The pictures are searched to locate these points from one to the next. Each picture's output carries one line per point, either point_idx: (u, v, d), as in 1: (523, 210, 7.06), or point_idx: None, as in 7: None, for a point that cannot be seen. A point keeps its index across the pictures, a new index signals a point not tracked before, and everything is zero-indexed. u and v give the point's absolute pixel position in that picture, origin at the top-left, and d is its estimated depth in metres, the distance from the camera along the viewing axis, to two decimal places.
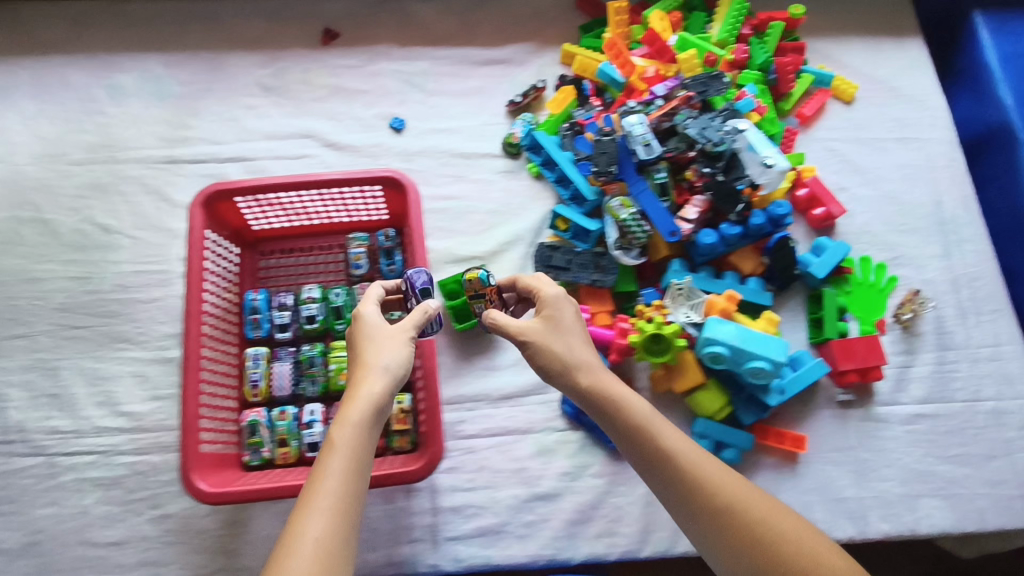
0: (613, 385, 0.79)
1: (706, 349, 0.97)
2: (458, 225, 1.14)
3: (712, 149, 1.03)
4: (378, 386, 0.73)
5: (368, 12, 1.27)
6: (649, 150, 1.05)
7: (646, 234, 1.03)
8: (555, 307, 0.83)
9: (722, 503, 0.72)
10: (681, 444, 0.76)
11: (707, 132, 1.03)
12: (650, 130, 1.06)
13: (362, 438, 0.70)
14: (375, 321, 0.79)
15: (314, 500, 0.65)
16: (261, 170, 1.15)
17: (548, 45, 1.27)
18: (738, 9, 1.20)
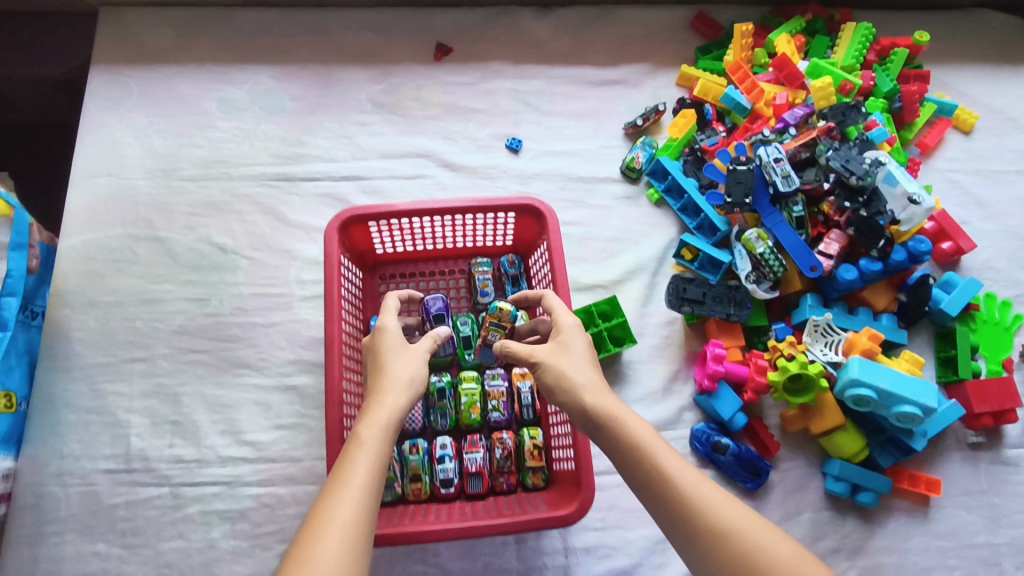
0: (612, 403, 0.73)
1: (851, 391, 0.94)
2: (578, 252, 1.11)
3: (856, 184, 1.00)
4: (396, 397, 0.75)
5: (479, 27, 1.23)
6: (788, 182, 1.01)
7: (784, 270, 1.00)
8: (567, 334, 0.81)
9: (719, 530, 0.62)
10: (676, 462, 0.67)
11: (852, 165, 0.99)
12: (787, 160, 1.02)
13: (370, 444, 0.69)
14: (392, 337, 0.82)
15: (337, 498, 0.64)
16: (377, 190, 1.12)
17: (663, 66, 1.23)
18: (864, 34, 1.17)
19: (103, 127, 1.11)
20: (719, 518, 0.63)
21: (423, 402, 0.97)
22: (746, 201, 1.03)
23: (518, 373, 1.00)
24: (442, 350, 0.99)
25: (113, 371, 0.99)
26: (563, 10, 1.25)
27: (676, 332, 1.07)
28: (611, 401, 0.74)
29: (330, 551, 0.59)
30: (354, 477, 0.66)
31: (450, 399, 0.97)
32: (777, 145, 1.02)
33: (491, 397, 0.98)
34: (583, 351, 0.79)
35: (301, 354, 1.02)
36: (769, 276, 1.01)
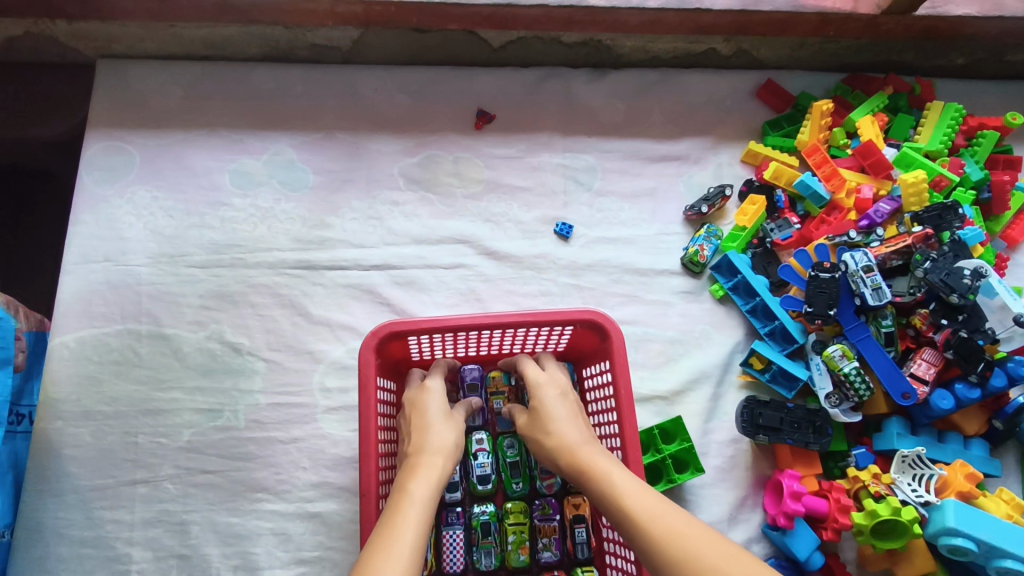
0: (594, 454, 0.71)
1: (945, 540, 0.85)
2: (634, 356, 1.00)
3: (956, 301, 0.89)
4: (440, 455, 0.73)
5: (525, 91, 1.11)
6: (879, 295, 0.91)
7: (872, 394, 0.89)
8: (540, 390, 0.81)
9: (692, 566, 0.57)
10: (648, 500, 0.64)
11: (953, 280, 0.88)
12: (878, 270, 0.92)
13: (418, 501, 0.65)
14: (437, 399, 0.81)
15: (384, 556, 0.58)
16: (411, 281, 1.00)
17: (726, 140, 1.12)
18: (954, 116, 1.07)
19: (102, 204, 0.99)
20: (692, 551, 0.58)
21: (466, 539, 0.86)
22: (829, 313, 0.92)
23: (572, 503, 0.89)
24: (487, 480, 0.89)
25: (112, 496, 0.87)
26: (617, 73, 1.13)
27: (743, 452, 0.96)
28: (593, 451, 0.72)
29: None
30: (401, 533, 0.61)
31: (496, 536, 0.86)
32: (866, 251, 0.92)
33: (541, 533, 0.87)
34: (563, 403, 0.79)
35: (325, 476, 0.90)
36: (853, 399, 0.90)
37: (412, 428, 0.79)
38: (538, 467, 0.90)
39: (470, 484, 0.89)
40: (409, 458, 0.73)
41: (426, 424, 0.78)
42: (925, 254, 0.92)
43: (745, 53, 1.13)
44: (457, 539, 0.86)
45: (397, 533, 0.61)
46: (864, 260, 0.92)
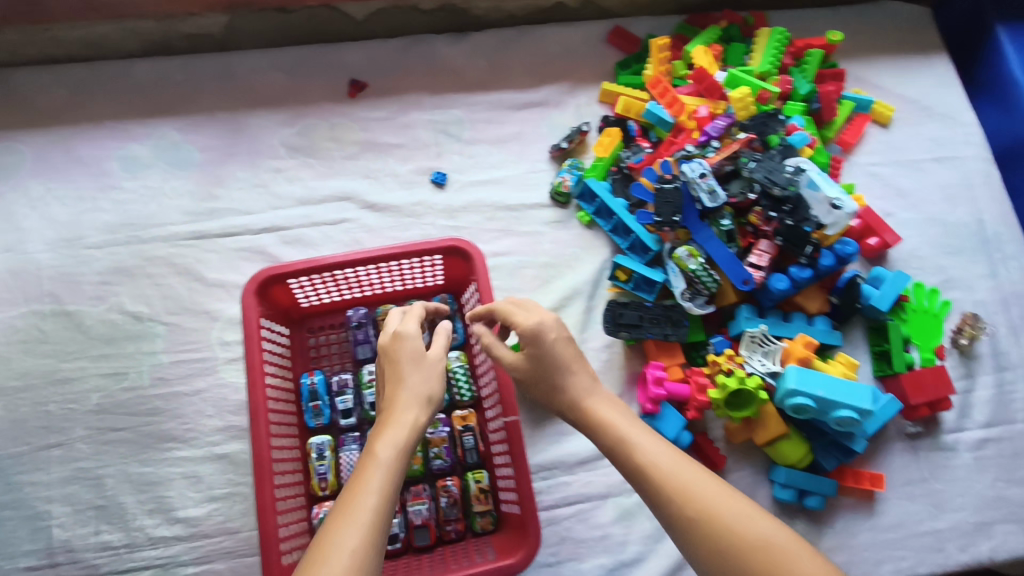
0: (600, 409, 0.75)
1: (790, 401, 0.95)
2: (511, 283, 1.09)
3: (779, 194, 1.00)
4: (413, 411, 0.72)
5: (392, 58, 1.19)
6: (714, 198, 1.01)
7: (718, 285, 1.00)
8: (538, 335, 0.79)
9: (717, 537, 0.60)
10: (659, 455, 0.68)
11: (774, 176, 1.01)
12: (713, 175, 1.01)
13: (384, 461, 0.66)
14: (408, 345, 0.79)
15: (344, 522, 0.60)
16: (298, 239, 1.08)
17: (583, 83, 1.22)
18: (778, 38, 1.17)
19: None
20: (715, 520, 0.61)
21: (362, 458, 0.94)
22: (675, 219, 1.02)
23: (460, 416, 0.97)
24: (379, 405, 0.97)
25: (30, 460, 0.93)
26: (477, 34, 1.23)
27: (617, 355, 1.06)
28: (597, 401, 0.76)
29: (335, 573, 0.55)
30: (364, 497, 0.62)
31: None
32: (701, 161, 1.02)
33: (432, 445, 0.96)
34: (563, 345, 0.79)
35: (230, 420, 0.97)
36: (703, 292, 1.01)
37: (387, 378, 0.77)
38: None
39: (364, 410, 0.97)
40: (380, 414, 0.73)
41: (401, 377, 0.76)
42: (751, 157, 1.04)
43: (591, 3, 1.24)
44: (354, 459, 0.94)
45: (357, 498, 0.62)
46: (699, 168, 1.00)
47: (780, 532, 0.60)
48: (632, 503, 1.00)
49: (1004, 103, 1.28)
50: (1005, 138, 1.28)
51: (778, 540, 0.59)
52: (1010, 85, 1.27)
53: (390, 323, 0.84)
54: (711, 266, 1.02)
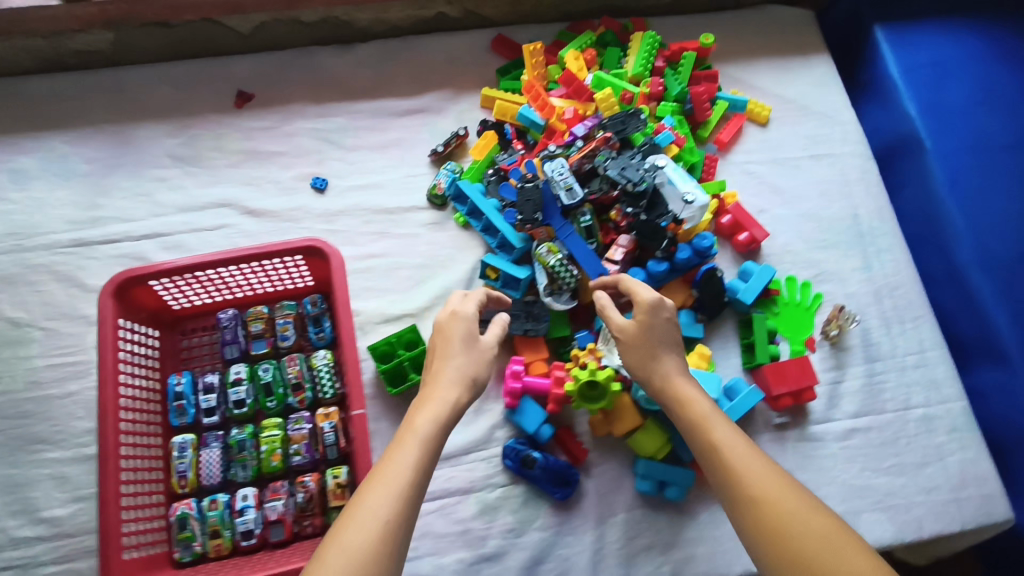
0: (685, 390, 0.83)
1: (642, 392, 0.98)
2: (385, 283, 1.12)
3: (633, 189, 1.03)
4: (456, 391, 0.79)
5: (279, 69, 1.24)
6: (572, 195, 1.03)
7: (576, 280, 1.02)
8: (651, 311, 0.88)
9: (763, 519, 0.69)
10: (740, 443, 0.76)
11: (628, 172, 1.03)
12: (571, 173, 1.04)
13: (422, 437, 0.74)
14: (464, 326, 0.85)
15: (378, 489, 0.68)
16: (178, 245, 1.12)
17: (465, 90, 1.26)
18: (649, 42, 1.21)
19: None
20: (778, 507, 0.69)
21: (223, 456, 0.97)
22: (537, 217, 1.05)
23: (322, 413, 1.00)
24: (243, 403, 0.99)
25: None
26: (363, 44, 1.27)
27: None
28: (685, 387, 0.83)
29: (367, 538, 0.63)
30: (400, 473, 0.69)
31: (251, 450, 0.97)
32: (562, 161, 1.04)
33: (292, 441, 0.98)
34: (665, 326, 0.88)
35: None
36: (563, 288, 1.03)
37: (437, 355, 0.84)
38: (290, 385, 1.01)
39: (228, 409, 1.00)
40: (422, 391, 0.81)
41: (448, 354, 0.83)
42: (608, 155, 1.07)
43: (473, 13, 1.28)
44: (214, 457, 0.97)
45: (382, 474, 0.69)
46: (557, 167, 1.04)
47: (808, 516, 0.68)
48: (495, 498, 1.02)
49: (883, 100, 1.31)
50: (884, 135, 1.31)
51: (808, 522, 0.67)
52: (887, 83, 1.30)
53: (451, 302, 0.90)
54: (570, 262, 1.04)
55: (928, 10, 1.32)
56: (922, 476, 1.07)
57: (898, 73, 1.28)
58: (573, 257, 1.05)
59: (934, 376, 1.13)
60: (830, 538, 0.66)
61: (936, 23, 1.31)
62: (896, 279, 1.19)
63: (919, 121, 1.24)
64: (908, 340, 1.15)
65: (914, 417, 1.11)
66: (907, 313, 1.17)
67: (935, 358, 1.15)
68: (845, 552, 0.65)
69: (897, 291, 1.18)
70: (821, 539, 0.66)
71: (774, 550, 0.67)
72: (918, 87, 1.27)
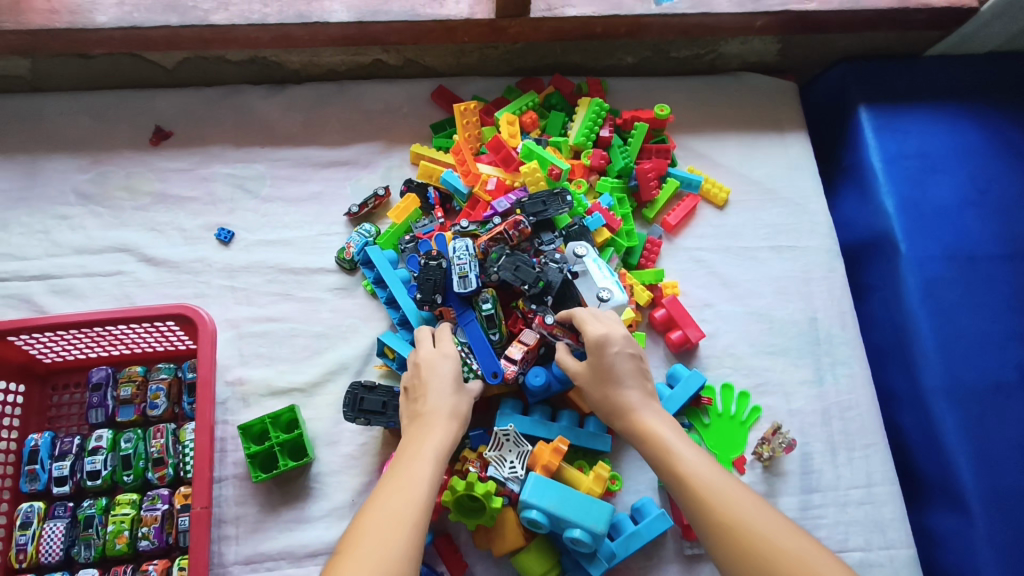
0: (650, 418, 0.82)
1: (523, 513, 0.86)
2: (278, 350, 1.04)
3: (528, 291, 0.93)
4: (455, 424, 0.81)
5: (204, 108, 1.17)
6: (465, 283, 0.94)
7: (471, 375, 0.93)
8: (600, 345, 0.85)
9: (741, 543, 0.67)
10: (706, 467, 0.75)
11: (519, 274, 0.93)
12: (468, 258, 0.94)
13: (429, 460, 0.75)
14: (453, 364, 0.86)
15: (396, 504, 0.68)
16: (68, 289, 1.06)
17: (397, 143, 1.17)
18: (596, 110, 1.11)
19: None
20: (752, 531, 0.68)
21: (67, 531, 0.90)
22: (436, 298, 0.96)
23: (180, 493, 0.92)
24: (98, 475, 0.92)
25: None
26: (295, 87, 1.20)
27: (374, 439, 0.99)
28: (650, 415, 0.82)
29: (392, 550, 0.64)
30: (410, 494, 0.70)
31: (97, 528, 0.90)
32: (467, 241, 0.96)
33: (142, 523, 0.90)
34: (624, 359, 0.85)
35: None
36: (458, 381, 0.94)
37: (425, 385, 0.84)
38: (151, 459, 0.94)
39: (82, 479, 0.93)
40: (418, 419, 0.81)
41: (436, 390, 0.83)
42: (502, 251, 0.97)
43: (414, 62, 1.19)
44: (57, 531, 0.90)
45: (391, 496, 0.69)
46: (459, 250, 0.95)
47: (783, 536, 0.67)
48: None
49: (860, 190, 1.17)
50: (858, 230, 1.17)
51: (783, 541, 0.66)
52: (865, 171, 1.16)
53: (426, 342, 0.90)
54: (466, 353, 0.96)
55: (920, 93, 1.19)
56: None
57: (879, 162, 1.14)
58: (468, 346, 0.96)
59: (880, 517, 0.99)
60: (808, 560, 0.64)
61: (927, 110, 1.18)
62: (850, 398, 1.06)
63: (895, 219, 1.10)
64: (855, 472, 1.02)
65: (850, 563, 0.96)
66: (857, 440, 1.03)
67: (885, 495, 1.00)
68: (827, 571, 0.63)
69: (849, 413, 1.05)
70: (802, 561, 0.64)
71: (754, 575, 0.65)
72: (898, 181, 1.13)
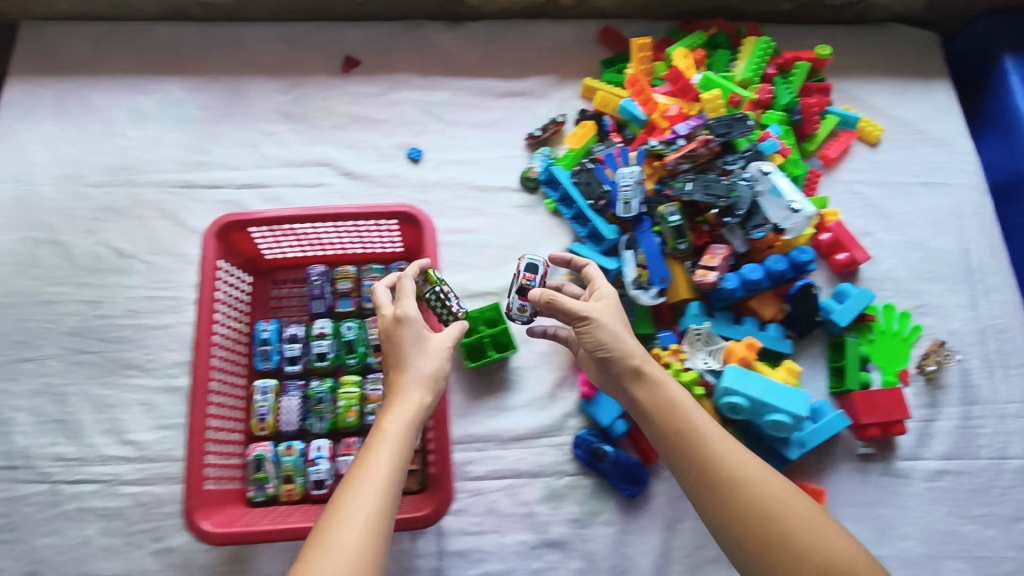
0: (656, 372, 0.84)
1: (724, 400, 0.95)
2: (471, 259, 1.12)
3: (723, 205, 1.01)
4: (421, 394, 0.79)
5: (389, 39, 1.25)
6: (628, 209, 1.05)
7: (450, 317, 0.96)
8: (613, 301, 0.91)
9: (743, 498, 0.72)
10: (712, 430, 0.78)
11: (712, 191, 1.02)
12: (631, 188, 1.04)
13: (394, 438, 0.74)
14: (414, 331, 0.84)
15: (361, 487, 0.69)
16: (277, 197, 1.14)
17: (569, 77, 1.25)
18: (762, 48, 1.19)
19: (13, 136, 1.14)
20: (758, 491, 0.72)
21: (302, 405, 0.99)
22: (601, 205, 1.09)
23: None
24: (325, 356, 1.01)
25: (4, 370, 1.02)
26: (472, 23, 1.27)
27: None
28: (656, 369, 0.84)
29: (353, 531, 0.65)
30: (379, 477, 0.70)
31: (329, 404, 0.99)
32: (633, 169, 1.06)
33: (369, 400, 0.99)
34: (616, 315, 0.89)
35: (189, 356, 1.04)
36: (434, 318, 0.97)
37: (392, 359, 0.83)
38: (372, 345, 1.03)
39: (310, 360, 1.02)
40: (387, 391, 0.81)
41: (403, 360, 0.82)
42: (686, 177, 1.05)
43: (584, 3, 1.27)
44: (294, 405, 0.99)
45: (364, 481, 0.69)
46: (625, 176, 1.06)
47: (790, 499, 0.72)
48: (562, 485, 1.01)
49: (1007, 133, 1.24)
50: (1003, 171, 1.23)
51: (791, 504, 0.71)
52: (1013, 116, 1.23)
53: (385, 306, 0.87)
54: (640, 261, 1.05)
55: None
56: (1014, 530, 1.02)
57: None
58: (642, 257, 1.05)
59: None
60: (813, 524, 0.69)
61: None
62: (1004, 321, 1.13)
63: None
64: (1012, 388, 1.09)
65: (1011, 468, 1.04)
66: (1012, 359, 1.10)
67: None
68: (830, 536, 0.68)
69: (1004, 334, 1.12)
70: (804, 523, 0.69)
71: (755, 529, 0.70)
72: None
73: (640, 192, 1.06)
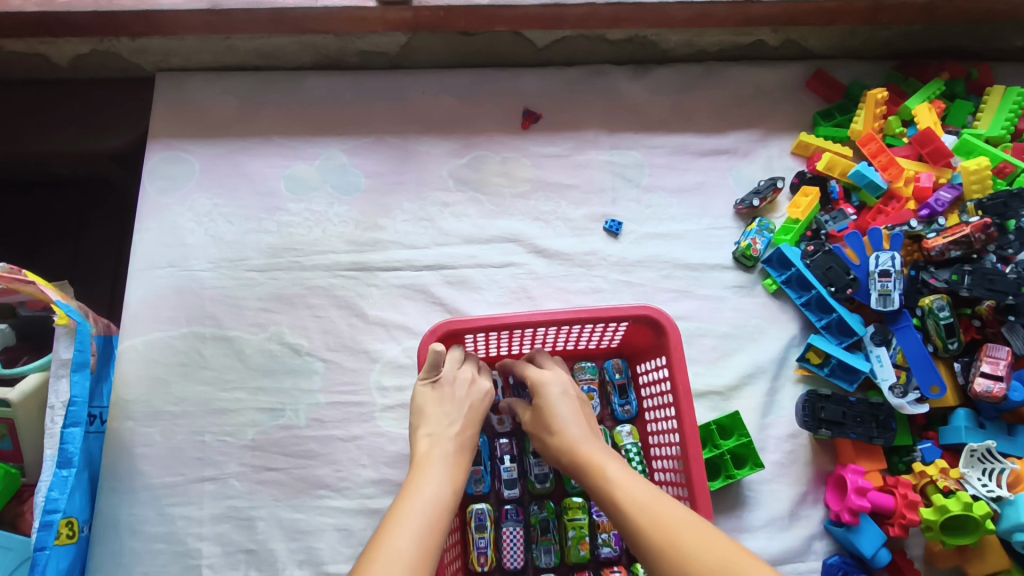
0: (591, 449, 0.71)
1: (1017, 537, 0.82)
2: (687, 351, 0.99)
3: (1011, 303, 0.86)
4: (454, 453, 0.73)
5: (570, 89, 1.10)
6: (886, 301, 0.91)
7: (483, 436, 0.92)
8: (544, 389, 0.79)
9: (674, 554, 0.56)
10: (642, 491, 0.63)
11: (999, 287, 0.86)
12: (893, 277, 0.91)
13: (435, 490, 0.67)
14: (462, 389, 0.79)
15: (396, 539, 0.61)
16: (462, 280, 1.01)
17: (776, 131, 1.10)
18: (1016, 100, 1.02)
19: (163, 212, 1.01)
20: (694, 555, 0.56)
21: (525, 535, 0.87)
22: (844, 292, 0.95)
23: None
24: (546, 478, 0.89)
25: (182, 493, 0.90)
26: (662, 69, 1.12)
27: (802, 447, 0.94)
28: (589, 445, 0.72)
29: (397, 572, 0.58)
30: (418, 530, 0.62)
31: (555, 533, 0.87)
32: (893, 254, 0.92)
33: (601, 530, 0.87)
34: (562, 400, 0.78)
35: (385, 472, 0.92)
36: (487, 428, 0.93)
37: (425, 414, 0.77)
38: None
39: (528, 483, 0.90)
40: (416, 449, 0.74)
41: (434, 419, 0.76)
42: (962, 268, 0.89)
43: (793, 43, 1.11)
44: (516, 534, 0.87)
45: (400, 532, 0.61)
46: (883, 262, 0.92)
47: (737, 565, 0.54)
48: None
49: None
50: None
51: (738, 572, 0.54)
52: None
53: (462, 364, 0.83)
54: (899, 361, 0.92)
55: None
56: None
57: None
58: (903, 355, 0.92)
59: None
60: None
61: None
62: None
63: None
64: None
65: None
66: None
67: None
68: None
69: None
70: None
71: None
72: None
73: (901, 281, 0.92)
